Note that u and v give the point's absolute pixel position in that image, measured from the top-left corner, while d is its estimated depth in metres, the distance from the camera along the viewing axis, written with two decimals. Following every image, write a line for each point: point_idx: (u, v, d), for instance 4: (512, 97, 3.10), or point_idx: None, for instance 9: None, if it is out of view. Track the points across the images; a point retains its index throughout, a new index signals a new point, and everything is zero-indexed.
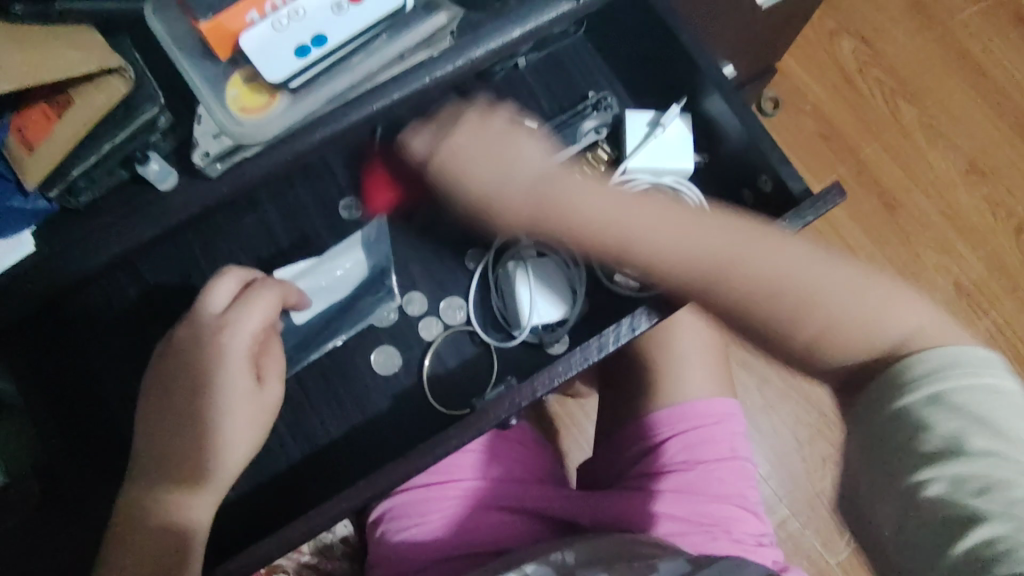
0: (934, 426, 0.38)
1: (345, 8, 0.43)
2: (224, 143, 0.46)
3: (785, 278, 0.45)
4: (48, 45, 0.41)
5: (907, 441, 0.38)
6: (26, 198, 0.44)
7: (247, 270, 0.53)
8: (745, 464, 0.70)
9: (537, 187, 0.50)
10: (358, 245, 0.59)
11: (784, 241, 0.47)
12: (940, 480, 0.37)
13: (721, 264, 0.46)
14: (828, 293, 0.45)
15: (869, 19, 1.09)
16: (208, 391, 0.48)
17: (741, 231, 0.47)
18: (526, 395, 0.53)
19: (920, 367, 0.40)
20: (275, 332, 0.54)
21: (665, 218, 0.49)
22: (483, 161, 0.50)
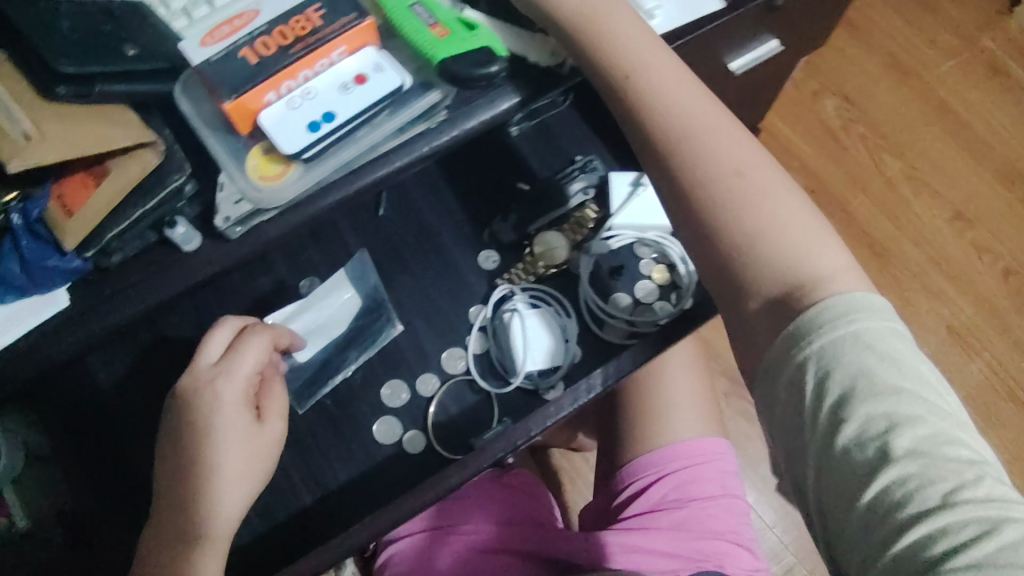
0: (841, 366, 0.40)
1: (351, 88, 0.49)
2: (244, 209, 0.51)
3: (752, 200, 0.47)
4: (90, 122, 0.47)
5: (819, 385, 0.40)
6: (62, 257, 0.48)
7: (239, 317, 0.57)
8: (737, 501, 0.72)
9: (625, 19, 0.52)
10: (347, 283, 0.65)
11: (762, 171, 0.48)
12: (854, 421, 0.39)
13: (685, 140, 0.49)
14: (773, 228, 0.46)
15: (850, 78, 1.15)
16: (209, 433, 0.51)
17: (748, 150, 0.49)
18: (521, 435, 0.56)
19: (825, 339, 0.40)
20: (276, 374, 0.57)
21: (734, 140, 0.49)
22: None
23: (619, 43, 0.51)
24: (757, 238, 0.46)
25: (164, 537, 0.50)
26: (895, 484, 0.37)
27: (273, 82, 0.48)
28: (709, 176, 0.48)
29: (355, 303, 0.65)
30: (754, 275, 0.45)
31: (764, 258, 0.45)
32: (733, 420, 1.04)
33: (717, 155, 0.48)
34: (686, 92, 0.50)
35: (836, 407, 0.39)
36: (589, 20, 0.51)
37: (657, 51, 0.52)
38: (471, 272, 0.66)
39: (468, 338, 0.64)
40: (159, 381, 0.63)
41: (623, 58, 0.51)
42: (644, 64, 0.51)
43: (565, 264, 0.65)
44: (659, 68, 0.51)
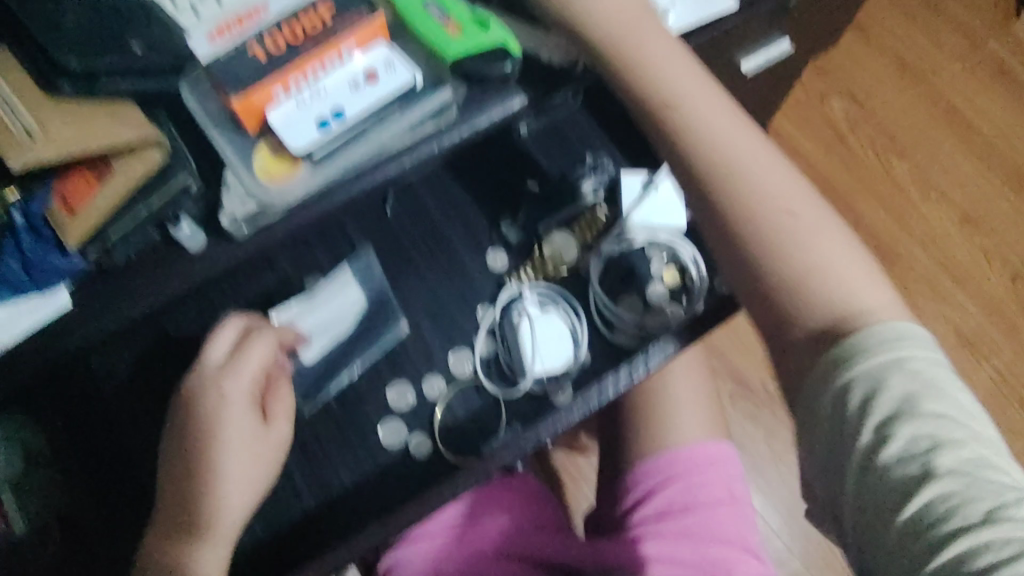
0: (885, 387, 0.41)
1: (361, 86, 0.48)
2: (248, 208, 0.50)
3: (792, 233, 0.48)
4: (95, 119, 0.46)
5: (861, 404, 0.41)
6: (65, 256, 0.47)
7: (247, 315, 0.56)
8: (743, 506, 0.70)
9: (662, 43, 0.52)
10: (350, 281, 0.64)
11: (799, 201, 0.49)
12: (896, 440, 0.40)
13: (725, 174, 0.49)
14: (812, 261, 0.47)
15: (858, 80, 1.14)
16: (216, 433, 0.51)
17: (784, 180, 0.50)
18: (530, 440, 0.58)
19: (870, 365, 0.42)
20: (284, 376, 0.56)
21: (772, 171, 0.50)
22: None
23: (655, 70, 0.51)
24: (798, 274, 0.47)
25: (168, 538, 0.50)
26: (934, 500, 0.38)
27: (282, 78, 0.47)
28: (749, 208, 0.48)
29: (360, 301, 0.64)
30: (796, 307, 0.47)
31: (805, 291, 0.47)
32: (739, 424, 1.03)
33: (756, 190, 0.49)
34: (725, 123, 0.50)
35: (878, 425, 0.41)
36: (623, 42, 0.51)
37: (695, 77, 0.51)
38: (479, 273, 0.66)
39: (476, 341, 0.63)
40: (160, 382, 0.62)
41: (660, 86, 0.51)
42: (685, 93, 0.51)
43: (575, 266, 0.64)
44: (696, 96, 0.51)
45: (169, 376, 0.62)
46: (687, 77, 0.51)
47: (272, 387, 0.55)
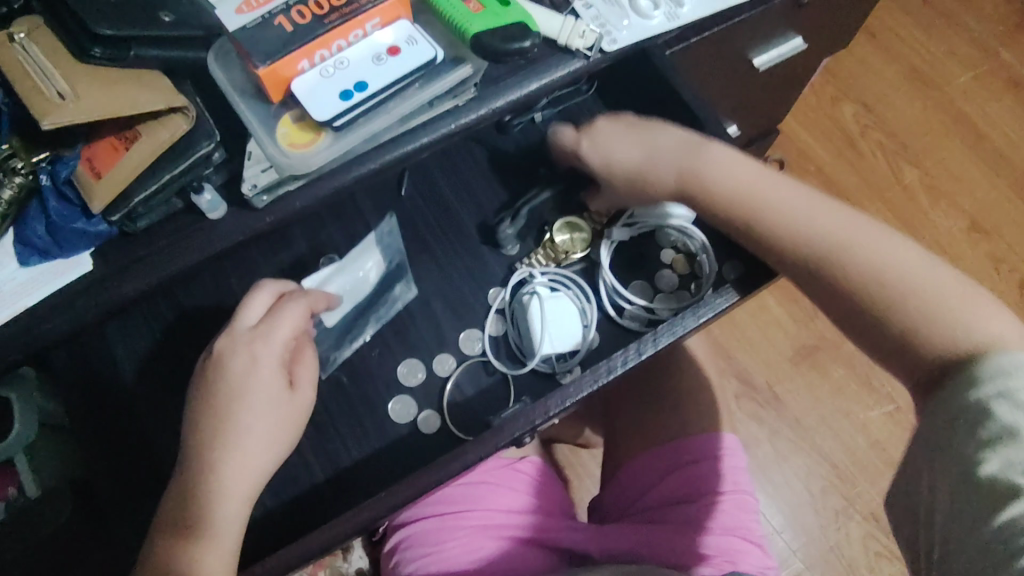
0: (996, 412, 0.45)
1: (383, 59, 0.49)
2: (271, 176, 0.51)
3: (905, 278, 0.52)
4: (123, 85, 0.47)
5: (971, 429, 0.46)
6: (89, 220, 0.49)
7: (280, 282, 0.58)
8: (748, 498, 0.69)
9: (725, 159, 0.57)
10: (373, 248, 0.65)
11: (898, 244, 0.54)
12: (992, 461, 0.44)
13: (829, 252, 0.54)
14: (935, 298, 0.51)
15: (869, 86, 1.15)
16: (245, 390, 0.52)
17: (874, 230, 0.54)
18: (539, 414, 0.55)
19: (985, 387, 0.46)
20: (308, 342, 0.57)
21: (861, 232, 0.54)
22: (633, 144, 0.59)
23: (722, 186, 0.57)
24: (911, 308, 0.51)
25: (183, 492, 0.50)
26: (1019, 518, 0.42)
27: (307, 50, 0.48)
28: (857, 275, 0.53)
29: (382, 268, 0.65)
30: (929, 344, 0.50)
31: (934, 323, 0.50)
32: (744, 423, 1.03)
33: (858, 259, 0.53)
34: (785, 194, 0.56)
35: (980, 446, 0.45)
36: (686, 180, 0.57)
37: (767, 180, 0.57)
38: (491, 256, 0.67)
39: (485, 320, 0.64)
40: (177, 355, 0.63)
41: (731, 198, 0.56)
42: (755, 186, 0.56)
43: (587, 251, 0.65)
44: (750, 177, 0.57)
45: (182, 348, 0.63)
46: (737, 168, 0.57)
47: (297, 353, 0.56)
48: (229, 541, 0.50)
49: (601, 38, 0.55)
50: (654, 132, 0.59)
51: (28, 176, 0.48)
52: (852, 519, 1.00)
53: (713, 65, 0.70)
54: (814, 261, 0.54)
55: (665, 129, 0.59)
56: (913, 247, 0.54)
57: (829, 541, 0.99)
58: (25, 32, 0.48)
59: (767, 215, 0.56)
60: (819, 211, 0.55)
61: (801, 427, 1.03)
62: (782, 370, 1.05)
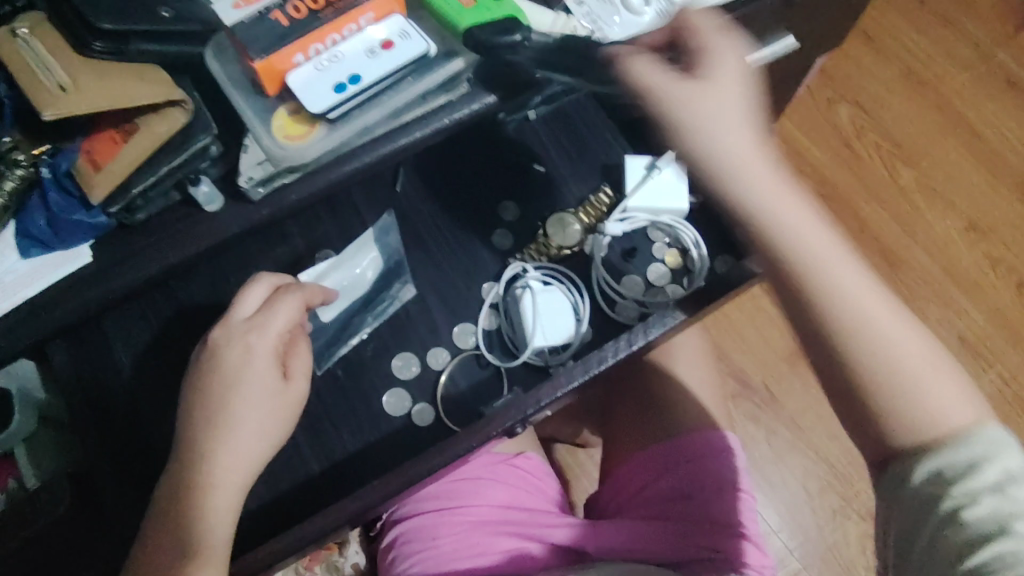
0: (979, 471, 0.45)
1: (377, 53, 0.50)
2: (267, 170, 0.52)
3: (902, 365, 0.48)
4: (123, 78, 0.48)
5: (945, 479, 0.45)
6: (88, 212, 0.49)
7: (275, 275, 0.59)
8: (747, 498, 0.69)
9: (778, 192, 0.50)
10: (370, 244, 0.65)
11: (917, 341, 0.49)
12: (976, 509, 0.44)
13: (857, 314, 0.48)
14: (922, 393, 0.47)
15: (866, 88, 1.16)
16: (240, 382, 0.52)
17: (900, 321, 0.49)
18: (531, 403, 0.56)
19: (966, 450, 0.46)
20: (303, 334, 0.58)
21: (892, 318, 0.49)
22: (719, 91, 0.51)
23: (769, 216, 0.50)
24: (888, 384, 0.48)
25: (176, 481, 0.51)
26: (1001, 556, 0.43)
27: (302, 45, 0.49)
28: (863, 343, 0.48)
29: (380, 264, 0.66)
30: (898, 424, 0.47)
31: (909, 409, 0.47)
32: (741, 422, 1.04)
33: (865, 334, 0.48)
34: (816, 242, 0.50)
35: (964, 492, 0.44)
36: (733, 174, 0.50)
37: (816, 227, 0.50)
38: (484, 251, 0.68)
39: (479, 314, 0.65)
40: (176, 348, 0.64)
41: (784, 238, 0.50)
42: (793, 226, 0.50)
43: (579, 246, 0.66)
44: (797, 219, 0.50)
45: (180, 342, 0.64)
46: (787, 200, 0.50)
47: (291, 346, 0.57)
48: (222, 530, 0.50)
49: (593, 34, 0.56)
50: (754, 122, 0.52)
51: (29, 169, 0.49)
52: (850, 518, 1.00)
53: None
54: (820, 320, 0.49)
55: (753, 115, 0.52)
56: (939, 358, 0.49)
57: (826, 541, 0.99)
58: (26, 27, 0.49)
59: (803, 263, 0.49)
60: (857, 285, 0.49)
61: (799, 427, 1.03)
62: (779, 371, 1.06)
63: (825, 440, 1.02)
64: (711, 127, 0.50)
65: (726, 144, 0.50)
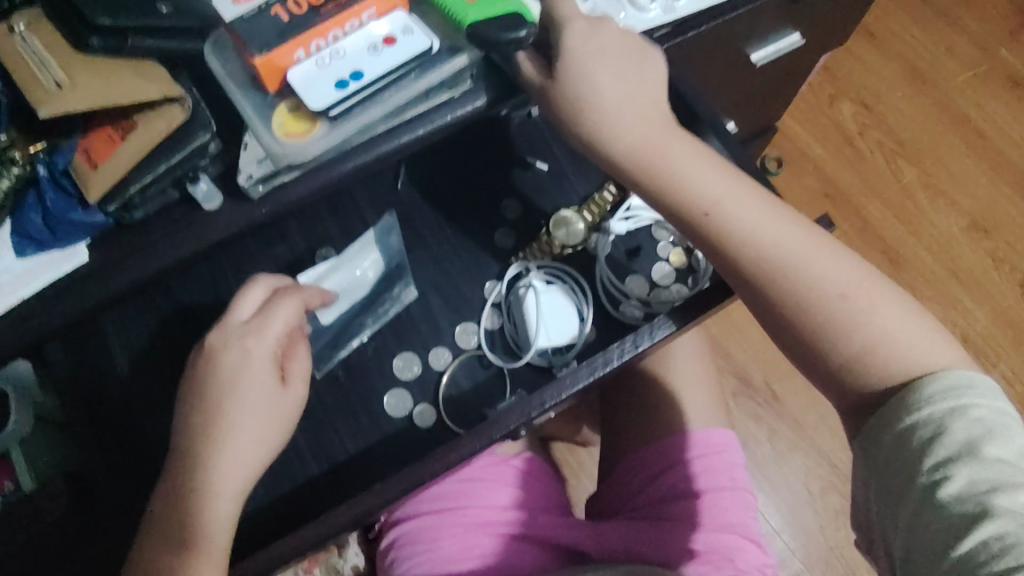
0: (950, 429, 0.42)
1: (379, 49, 0.49)
2: (267, 167, 0.51)
3: (841, 303, 0.47)
4: (120, 75, 0.47)
5: (920, 443, 0.43)
6: (85, 211, 0.49)
7: (276, 278, 0.58)
8: (745, 494, 0.70)
9: (676, 159, 0.50)
10: (371, 244, 0.64)
11: (854, 273, 0.48)
12: (955, 480, 0.41)
13: (784, 259, 0.48)
14: (871, 327, 0.47)
15: (868, 86, 1.15)
16: (238, 386, 0.52)
17: (831, 255, 0.48)
18: (536, 406, 0.55)
19: (937, 402, 0.43)
20: (303, 337, 0.57)
21: (823, 257, 0.48)
22: (616, 69, 0.50)
23: (682, 186, 0.50)
24: (831, 325, 0.47)
25: (174, 485, 0.50)
26: (989, 539, 0.39)
27: (302, 41, 0.48)
28: (791, 291, 0.48)
29: (380, 265, 0.64)
30: (859, 367, 0.46)
31: (861, 352, 0.46)
32: (743, 421, 1.03)
33: (793, 284, 0.48)
34: (732, 200, 0.49)
35: (935, 464, 0.42)
36: (648, 155, 0.50)
37: (741, 188, 0.50)
38: (486, 250, 0.67)
39: (482, 314, 0.65)
40: (173, 348, 0.63)
41: (696, 203, 0.50)
42: (709, 187, 0.49)
43: (583, 245, 0.65)
44: (710, 180, 0.50)
45: (178, 341, 0.63)
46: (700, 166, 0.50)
47: (290, 350, 0.56)
48: (223, 538, 0.50)
49: None
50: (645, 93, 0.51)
51: (25, 167, 0.48)
52: None
53: (710, 61, 0.70)
54: (755, 276, 0.49)
55: (639, 83, 0.51)
56: (878, 285, 0.48)
57: (828, 542, 0.98)
58: (24, 23, 0.48)
59: (725, 227, 0.49)
60: (776, 231, 0.49)
61: (800, 426, 1.03)
62: (780, 370, 1.05)
63: (827, 439, 1.02)
64: (616, 113, 0.50)
65: (628, 129, 0.50)
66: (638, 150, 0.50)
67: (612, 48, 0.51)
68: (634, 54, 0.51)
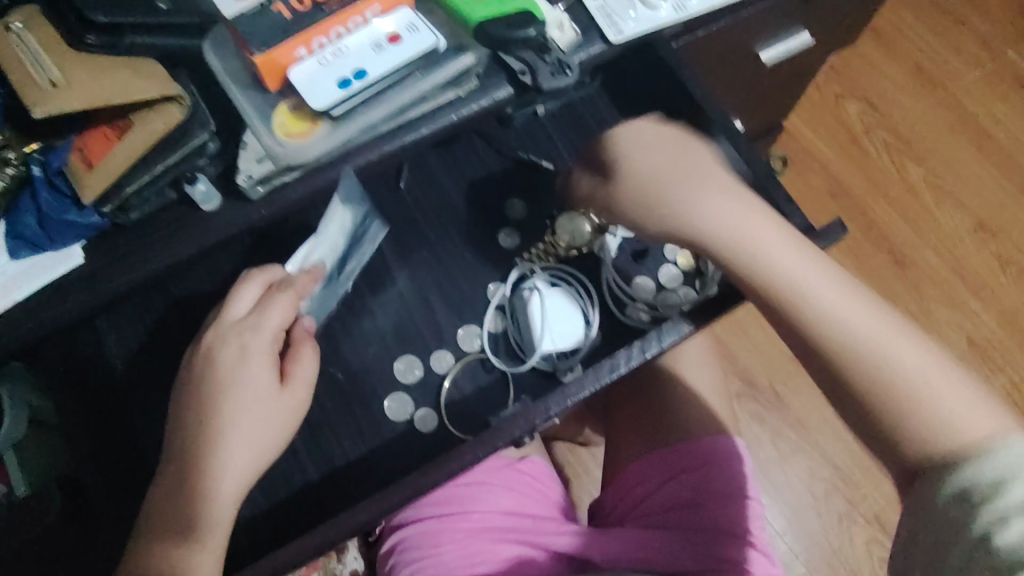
0: (1012, 489, 0.41)
1: (384, 47, 0.48)
2: (266, 168, 0.50)
3: (914, 379, 0.46)
4: (118, 72, 0.46)
5: (978, 498, 0.42)
6: (79, 211, 0.47)
7: (268, 268, 0.56)
8: (756, 504, 0.67)
9: (740, 237, 0.50)
10: (338, 207, 0.59)
11: (917, 346, 0.48)
12: (1013, 529, 0.40)
13: (852, 335, 0.47)
14: (938, 402, 0.46)
15: (875, 85, 1.14)
16: (232, 384, 0.50)
17: (892, 328, 0.48)
18: (540, 413, 0.54)
19: (997, 465, 0.43)
20: (308, 340, 0.55)
21: (885, 332, 0.48)
22: (669, 157, 0.54)
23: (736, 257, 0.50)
24: (905, 400, 0.46)
25: (171, 489, 0.49)
26: None
27: (305, 39, 0.47)
28: (875, 367, 0.47)
29: (348, 228, 0.61)
30: (927, 448, 0.45)
31: (928, 428, 0.45)
32: (747, 424, 1.02)
33: (864, 358, 0.47)
34: (801, 277, 0.49)
35: (995, 513, 0.41)
36: (710, 236, 0.51)
37: (805, 265, 0.50)
38: (491, 251, 0.66)
39: (484, 317, 0.63)
40: (169, 349, 0.62)
41: (750, 273, 0.50)
42: (764, 257, 0.50)
43: (588, 247, 0.64)
44: (775, 252, 0.50)
45: (173, 341, 0.62)
46: (761, 238, 0.50)
47: (294, 352, 0.55)
48: (219, 542, 0.49)
49: (606, 27, 0.54)
50: (701, 175, 0.53)
51: (20, 167, 0.47)
52: (855, 522, 0.98)
53: (719, 60, 0.69)
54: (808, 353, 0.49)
55: (697, 168, 0.53)
56: (935, 358, 0.47)
57: (830, 545, 0.98)
58: (21, 21, 0.46)
59: (782, 300, 0.49)
60: (841, 307, 0.48)
61: (803, 428, 1.02)
62: (784, 371, 1.04)
63: (830, 441, 1.01)
64: (680, 194, 0.52)
65: (696, 212, 0.51)
66: (705, 229, 0.51)
67: (666, 147, 0.54)
68: (687, 148, 0.55)
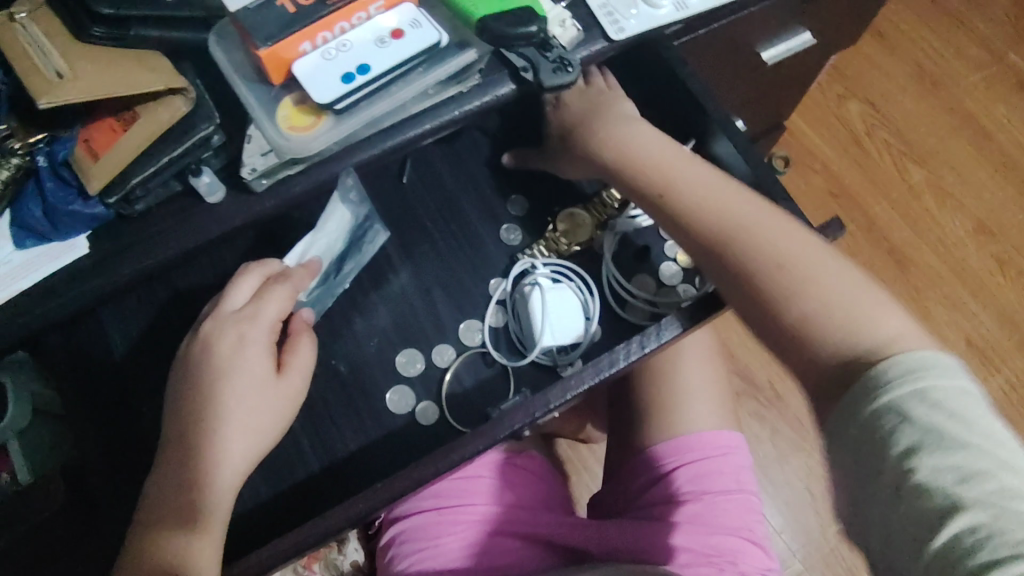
0: (911, 419, 0.40)
1: (387, 42, 0.48)
2: (270, 161, 0.50)
3: (801, 270, 0.49)
4: (125, 65, 0.46)
5: (881, 435, 0.40)
6: (85, 203, 0.48)
7: (266, 263, 0.57)
8: (752, 498, 0.70)
9: (649, 155, 0.55)
10: (337, 206, 0.62)
11: (808, 242, 0.50)
12: (921, 470, 0.39)
13: (741, 228, 0.51)
14: (824, 286, 0.48)
15: (876, 86, 1.14)
16: (229, 372, 0.51)
17: (784, 226, 0.51)
18: (538, 406, 0.54)
19: (897, 370, 0.42)
20: (304, 331, 0.56)
21: (778, 229, 0.50)
22: (592, 98, 0.60)
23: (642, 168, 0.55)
24: (791, 287, 0.48)
25: (171, 476, 0.50)
26: (963, 533, 0.37)
27: (308, 33, 0.47)
28: (762, 257, 0.50)
29: (348, 228, 0.63)
30: (821, 335, 0.46)
31: (818, 315, 0.47)
32: (747, 422, 1.03)
33: (751, 248, 0.50)
34: (696, 182, 0.53)
35: (901, 454, 0.39)
36: (622, 157, 0.56)
37: (707, 177, 0.54)
38: (493, 247, 0.66)
39: (485, 312, 0.64)
40: (173, 341, 0.62)
41: (652, 183, 0.54)
42: (667, 165, 0.54)
43: (589, 242, 0.65)
44: (679, 167, 0.54)
45: (177, 333, 0.62)
46: (666, 153, 0.55)
47: (291, 342, 0.55)
48: (219, 530, 0.49)
49: (609, 26, 0.54)
50: (620, 113, 0.58)
51: (24, 157, 0.47)
52: None
53: (721, 60, 0.69)
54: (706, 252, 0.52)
55: (618, 106, 0.59)
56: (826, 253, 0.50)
57: (828, 543, 0.98)
58: (26, 11, 0.47)
59: (680, 204, 0.53)
60: (738, 207, 0.52)
61: (802, 426, 1.02)
62: (783, 370, 1.05)
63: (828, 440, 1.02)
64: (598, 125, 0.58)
65: (610, 138, 0.57)
66: (618, 151, 0.57)
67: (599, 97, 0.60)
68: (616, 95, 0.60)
